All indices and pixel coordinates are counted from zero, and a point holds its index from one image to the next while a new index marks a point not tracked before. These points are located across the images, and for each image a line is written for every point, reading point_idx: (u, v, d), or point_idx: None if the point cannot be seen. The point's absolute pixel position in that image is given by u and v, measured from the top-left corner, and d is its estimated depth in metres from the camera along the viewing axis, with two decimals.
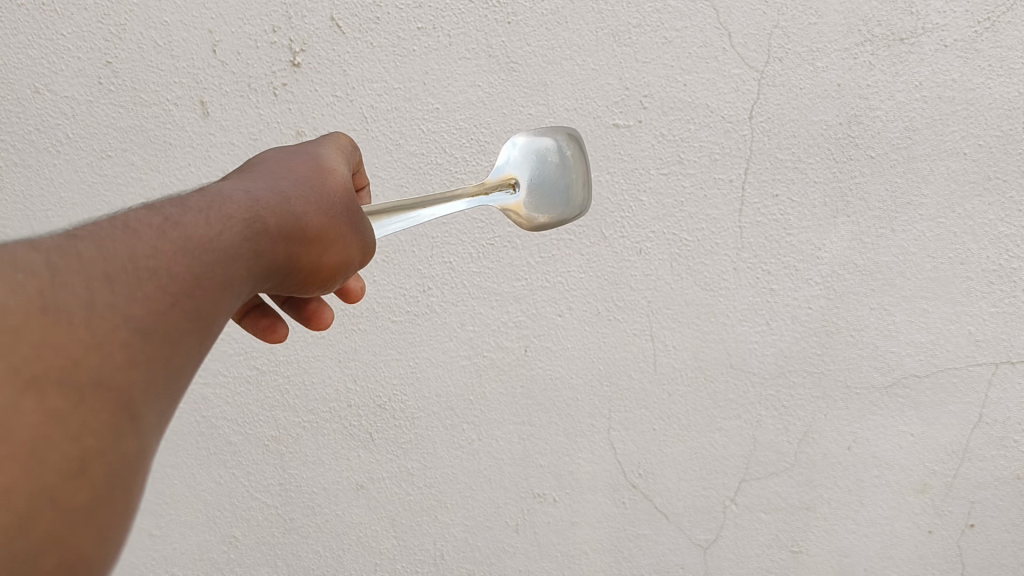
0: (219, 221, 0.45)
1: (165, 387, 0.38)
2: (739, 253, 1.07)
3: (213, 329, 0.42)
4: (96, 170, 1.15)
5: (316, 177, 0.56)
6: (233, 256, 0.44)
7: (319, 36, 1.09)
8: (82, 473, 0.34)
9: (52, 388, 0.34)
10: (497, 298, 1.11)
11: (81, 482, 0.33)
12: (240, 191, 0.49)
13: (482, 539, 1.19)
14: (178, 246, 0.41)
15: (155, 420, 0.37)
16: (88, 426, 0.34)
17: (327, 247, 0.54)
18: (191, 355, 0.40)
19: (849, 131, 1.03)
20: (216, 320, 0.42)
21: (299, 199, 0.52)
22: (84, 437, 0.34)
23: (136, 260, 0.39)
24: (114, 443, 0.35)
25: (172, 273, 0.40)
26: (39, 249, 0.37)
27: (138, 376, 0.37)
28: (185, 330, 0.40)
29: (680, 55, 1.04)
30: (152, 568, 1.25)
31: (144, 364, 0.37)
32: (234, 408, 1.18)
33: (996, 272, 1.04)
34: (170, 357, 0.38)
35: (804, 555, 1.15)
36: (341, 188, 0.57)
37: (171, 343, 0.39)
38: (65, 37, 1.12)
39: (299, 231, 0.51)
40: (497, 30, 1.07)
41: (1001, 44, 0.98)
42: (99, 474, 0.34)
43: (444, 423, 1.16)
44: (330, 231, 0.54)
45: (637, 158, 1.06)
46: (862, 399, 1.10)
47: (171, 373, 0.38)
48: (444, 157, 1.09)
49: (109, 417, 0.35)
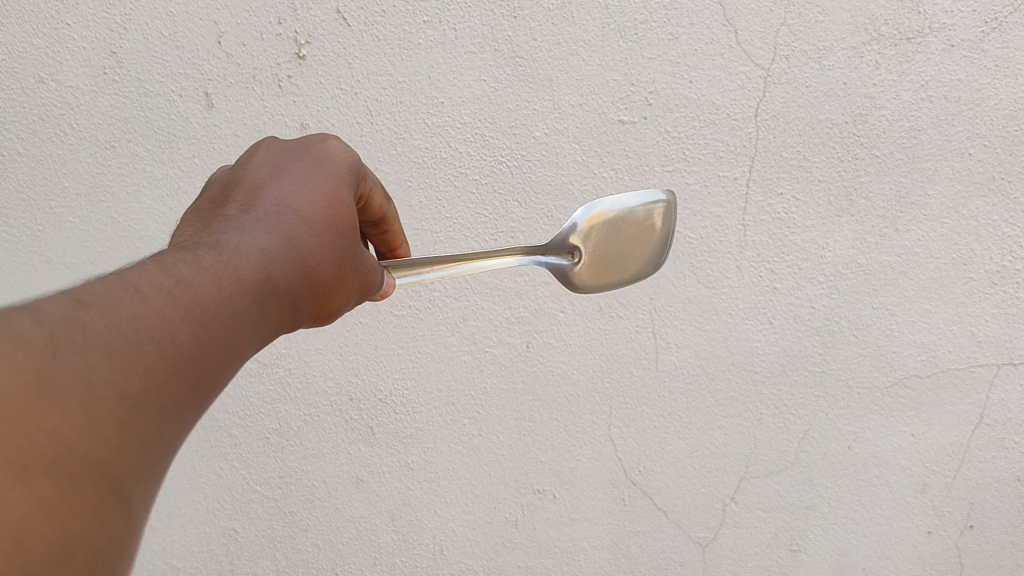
0: (231, 289, 0.43)
1: (158, 458, 0.36)
2: (742, 252, 1.07)
3: (209, 398, 0.40)
4: (100, 161, 1.14)
5: (330, 219, 0.54)
6: (240, 325, 0.43)
7: (324, 28, 1.08)
8: (66, 558, 0.31)
9: (38, 469, 0.31)
10: (500, 293, 1.11)
11: (65, 564, 0.31)
12: (253, 243, 0.48)
13: (481, 534, 1.19)
14: (181, 316, 0.39)
15: (144, 495, 0.35)
16: (74, 508, 0.32)
17: (329, 296, 0.52)
18: (185, 423, 0.38)
19: (855, 130, 1.03)
20: (212, 390, 0.40)
21: (307, 248, 0.51)
22: (71, 520, 0.31)
23: (137, 332, 0.37)
24: (99, 523, 0.33)
25: (176, 340, 0.38)
26: (41, 321, 0.35)
27: (131, 455, 0.35)
28: (180, 404, 0.38)
29: (686, 52, 1.04)
30: (152, 560, 1.24)
31: (135, 441, 0.35)
32: (234, 400, 1.18)
33: (999, 273, 1.04)
34: (162, 430, 0.37)
35: (802, 553, 1.15)
36: (347, 235, 0.55)
37: (165, 416, 0.37)
38: (70, 26, 1.12)
39: (303, 288, 0.49)
40: (503, 24, 1.06)
41: (1008, 45, 0.98)
42: (83, 555, 0.32)
43: (445, 419, 1.16)
44: (335, 280, 0.52)
45: (642, 155, 1.06)
46: (864, 399, 1.10)
47: (163, 449, 0.36)
48: (449, 152, 1.09)
49: (98, 495, 0.33)
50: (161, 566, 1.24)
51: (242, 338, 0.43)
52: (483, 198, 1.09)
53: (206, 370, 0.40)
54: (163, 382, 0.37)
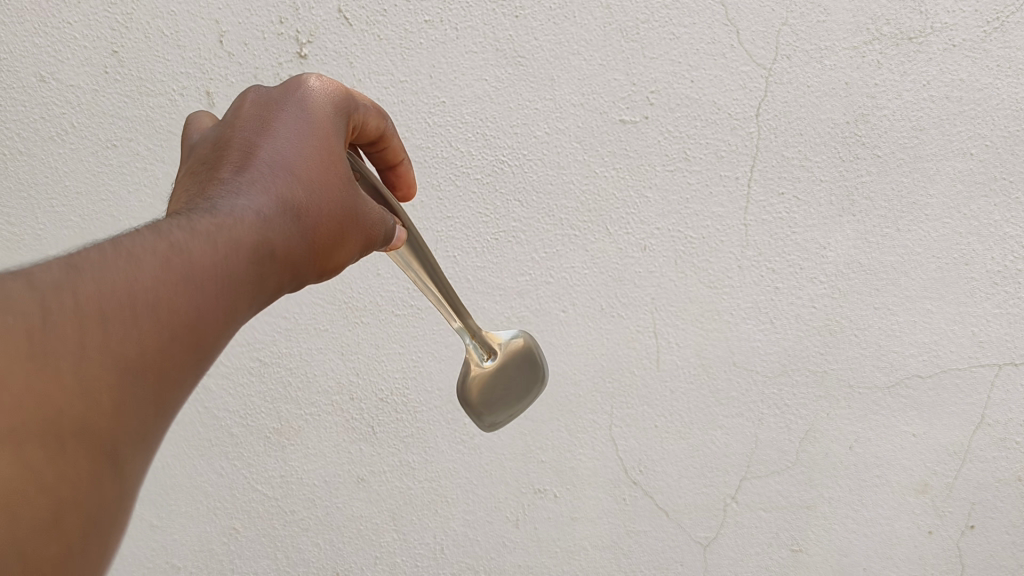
0: (227, 251, 0.39)
1: (155, 422, 0.34)
2: (744, 252, 1.07)
3: (209, 361, 0.37)
4: (100, 159, 1.14)
5: (328, 167, 0.48)
6: (239, 287, 0.39)
7: (326, 28, 1.09)
8: (56, 527, 0.29)
9: (29, 438, 0.29)
10: (501, 292, 1.10)
11: (54, 533, 0.29)
12: (247, 204, 0.43)
13: (482, 534, 1.19)
14: (177, 281, 0.36)
15: (138, 460, 0.33)
16: (65, 477, 0.30)
17: (330, 254, 0.47)
18: (185, 387, 0.35)
19: (856, 130, 1.03)
20: (212, 354, 0.37)
21: (305, 208, 0.45)
22: (60, 489, 0.29)
23: (132, 297, 0.33)
24: (90, 491, 0.31)
25: (173, 308, 0.35)
26: (29, 285, 0.31)
27: (127, 422, 0.32)
28: (180, 369, 0.35)
29: (687, 52, 1.04)
30: (149, 561, 1.23)
31: (129, 407, 0.32)
32: (235, 399, 1.18)
33: (1001, 272, 1.05)
34: (160, 395, 0.34)
35: (803, 554, 1.14)
36: (349, 184, 0.49)
37: (163, 380, 0.34)
38: (72, 25, 1.13)
39: (303, 251, 0.45)
40: (505, 24, 1.07)
41: (1010, 45, 1.00)
42: (73, 524, 0.30)
43: (446, 418, 1.16)
44: (335, 239, 0.47)
45: (643, 155, 1.06)
46: (865, 399, 1.10)
47: (160, 413, 0.34)
48: (450, 151, 1.09)
49: (91, 463, 0.31)
50: (159, 566, 1.23)
51: (241, 302, 0.39)
52: (484, 197, 1.09)
53: (207, 332, 0.36)
54: (161, 347, 0.34)
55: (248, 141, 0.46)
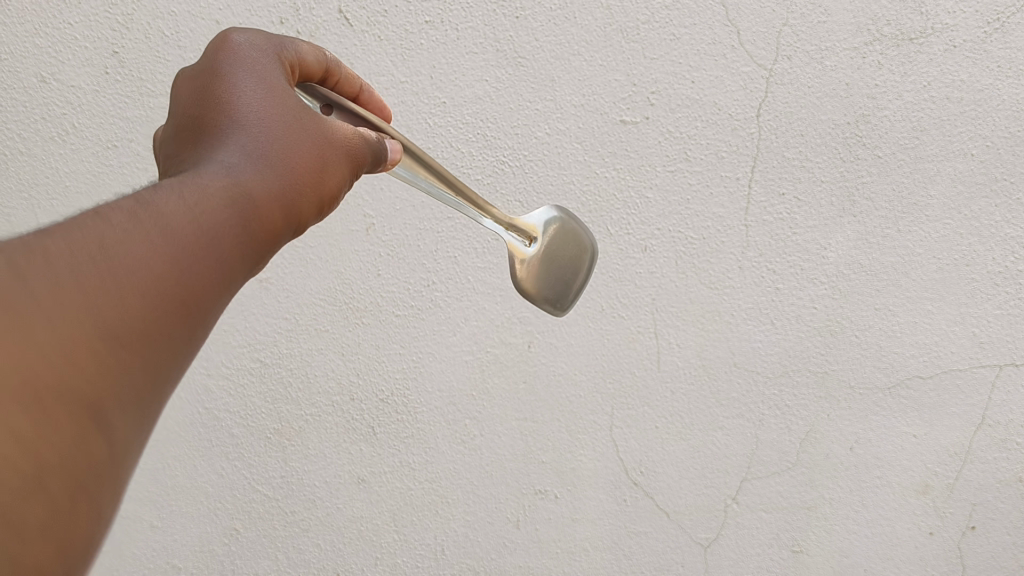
0: (206, 207, 0.36)
1: (146, 387, 0.31)
2: (744, 252, 1.07)
3: (203, 321, 0.34)
4: (101, 160, 1.14)
5: (280, 102, 0.44)
6: (226, 238, 0.36)
7: (327, 29, 1.09)
8: (38, 493, 0.26)
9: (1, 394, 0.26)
10: (502, 293, 1.11)
11: (38, 498, 0.26)
12: (217, 163, 0.39)
13: (482, 535, 1.19)
14: (156, 238, 0.33)
15: (130, 428, 0.30)
16: (43, 440, 0.27)
17: (321, 184, 0.44)
18: (179, 350, 0.32)
19: (856, 131, 1.03)
20: (205, 311, 0.34)
21: (274, 148, 0.42)
22: (39, 450, 0.26)
23: (109, 257, 0.31)
24: (76, 453, 0.28)
25: (152, 263, 0.32)
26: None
27: (112, 385, 0.29)
28: (170, 329, 0.32)
29: (688, 52, 1.04)
30: (150, 561, 1.23)
31: (114, 369, 0.29)
32: (236, 400, 1.17)
33: (1002, 273, 1.05)
34: (149, 359, 0.31)
35: (804, 555, 1.14)
36: (309, 114, 0.45)
37: (151, 343, 0.31)
38: (73, 26, 1.13)
39: (291, 187, 0.41)
40: (505, 25, 1.07)
41: (1010, 45, 1.00)
42: (59, 489, 0.27)
43: (446, 419, 1.16)
44: (317, 167, 0.44)
45: (644, 155, 1.06)
46: (866, 400, 1.10)
47: (152, 378, 0.31)
48: (450, 152, 1.09)
49: (74, 425, 0.28)
50: (159, 567, 1.23)
51: (236, 257, 0.36)
52: (485, 198, 1.09)
53: (198, 293, 0.34)
54: (145, 306, 0.31)
55: (198, 109, 0.44)
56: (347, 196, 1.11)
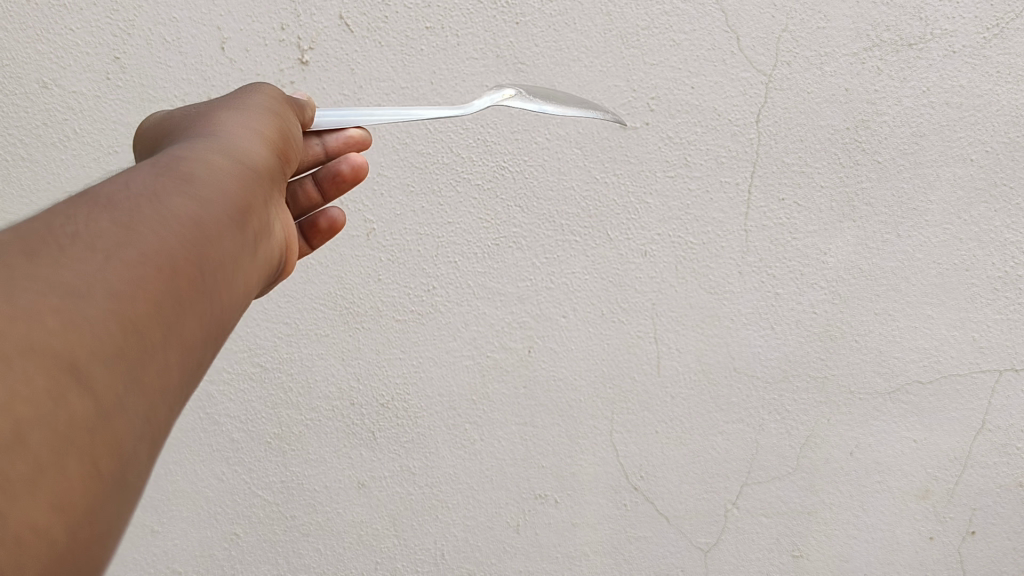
0: (149, 179, 0.37)
1: (130, 344, 0.29)
2: (744, 257, 1.08)
3: (178, 270, 0.33)
4: (103, 165, 1.16)
5: (199, 116, 0.50)
6: (177, 199, 0.37)
7: (328, 35, 1.09)
8: (19, 447, 0.24)
9: None
10: (502, 298, 1.11)
11: (20, 454, 0.24)
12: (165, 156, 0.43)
13: (482, 539, 1.19)
14: (100, 211, 0.34)
15: (117, 385, 0.28)
16: (17, 394, 0.25)
17: (260, 142, 0.47)
18: (158, 303, 0.31)
19: (856, 136, 1.03)
20: (179, 259, 0.34)
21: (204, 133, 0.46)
22: (14, 403, 0.24)
23: (56, 235, 0.31)
24: (56, 407, 0.26)
25: (97, 229, 0.32)
26: None
27: (82, 336, 0.28)
28: (138, 280, 0.31)
29: (688, 58, 1.04)
30: (151, 565, 1.23)
31: (88, 323, 0.28)
32: (237, 405, 1.17)
33: (1001, 279, 1.05)
34: (124, 312, 0.30)
35: (804, 559, 1.15)
36: (222, 110, 0.50)
37: (125, 298, 0.30)
38: (74, 31, 1.12)
39: (228, 146, 0.44)
40: (505, 31, 1.06)
41: (1010, 51, 1.00)
42: (42, 443, 0.25)
43: (446, 423, 1.16)
44: (246, 131, 0.48)
45: (643, 161, 1.06)
46: (865, 405, 1.10)
47: (129, 329, 0.30)
48: (450, 157, 1.08)
49: (52, 379, 0.26)
50: (161, 570, 1.23)
51: (198, 214, 0.37)
52: (485, 203, 1.09)
53: (165, 250, 0.33)
54: (106, 266, 0.31)
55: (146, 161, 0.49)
56: (347, 202, 1.10)
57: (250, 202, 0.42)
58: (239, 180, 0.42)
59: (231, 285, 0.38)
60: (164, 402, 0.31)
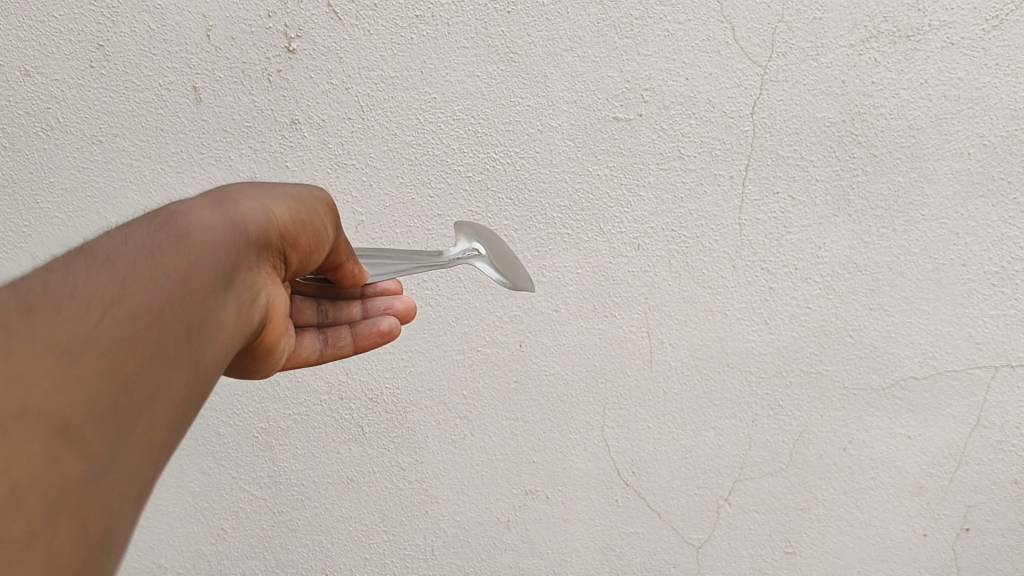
0: (147, 237, 0.41)
1: (118, 405, 0.33)
2: (738, 252, 1.06)
3: (166, 334, 0.37)
4: (86, 155, 1.13)
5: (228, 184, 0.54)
6: (169, 259, 0.40)
7: (315, 23, 1.07)
8: (14, 511, 0.27)
9: None
10: (492, 292, 1.10)
11: (15, 516, 0.27)
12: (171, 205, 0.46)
13: (473, 535, 1.18)
14: (96, 272, 0.37)
15: (106, 444, 0.31)
16: (16, 457, 0.28)
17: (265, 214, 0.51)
18: (145, 364, 0.35)
19: (852, 129, 1.02)
20: (165, 321, 0.37)
21: (215, 194, 0.49)
22: (12, 468, 0.28)
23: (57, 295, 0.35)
24: (48, 469, 0.29)
25: (97, 288, 0.36)
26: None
27: (74, 398, 0.31)
28: (128, 342, 0.35)
29: (682, 49, 1.02)
30: (137, 560, 1.22)
31: (81, 384, 0.32)
32: (222, 399, 1.16)
33: (998, 274, 1.03)
34: (114, 376, 0.33)
35: (796, 556, 1.14)
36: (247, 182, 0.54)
37: (115, 358, 0.34)
38: (56, 18, 1.10)
39: (229, 212, 0.48)
40: (497, 20, 1.05)
41: (1009, 43, 0.98)
42: (35, 503, 0.28)
43: (436, 418, 1.14)
44: (255, 202, 0.51)
45: (637, 153, 1.05)
46: (860, 400, 1.08)
47: (120, 389, 0.33)
48: (441, 148, 1.07)
49: (46, 441, 0.29)
50: (147, 566, 1.22)
51: (187, 271, 0.40)
52: (476, 195, 1.08)
53: (155, 314, 0.37)
54: (97, 329, 0.34)
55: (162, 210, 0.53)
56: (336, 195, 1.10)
57: (237, 267, 0.45)
58: (227, 242, 0.45)
59: (213, 342, 0.41)
60: (149, 459, 0.34)
